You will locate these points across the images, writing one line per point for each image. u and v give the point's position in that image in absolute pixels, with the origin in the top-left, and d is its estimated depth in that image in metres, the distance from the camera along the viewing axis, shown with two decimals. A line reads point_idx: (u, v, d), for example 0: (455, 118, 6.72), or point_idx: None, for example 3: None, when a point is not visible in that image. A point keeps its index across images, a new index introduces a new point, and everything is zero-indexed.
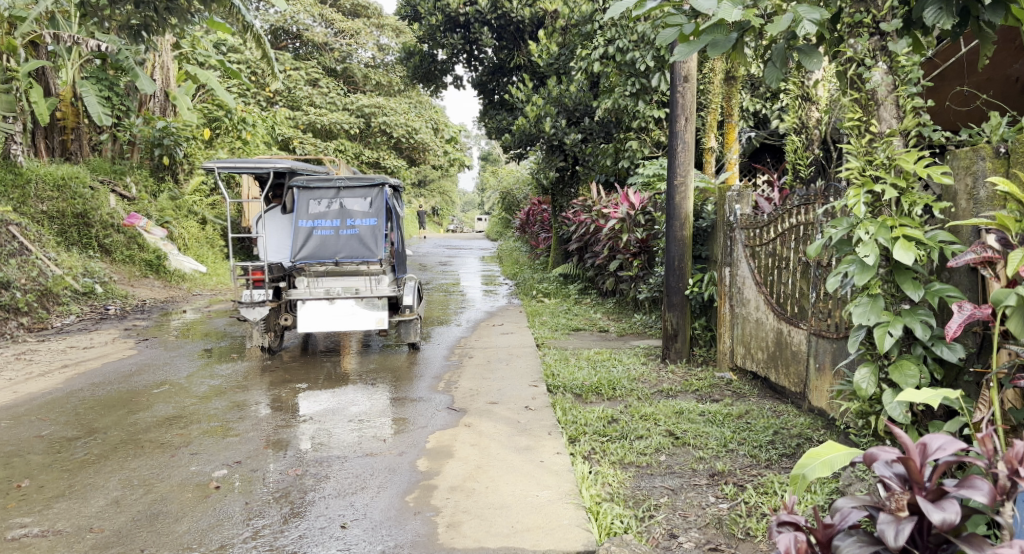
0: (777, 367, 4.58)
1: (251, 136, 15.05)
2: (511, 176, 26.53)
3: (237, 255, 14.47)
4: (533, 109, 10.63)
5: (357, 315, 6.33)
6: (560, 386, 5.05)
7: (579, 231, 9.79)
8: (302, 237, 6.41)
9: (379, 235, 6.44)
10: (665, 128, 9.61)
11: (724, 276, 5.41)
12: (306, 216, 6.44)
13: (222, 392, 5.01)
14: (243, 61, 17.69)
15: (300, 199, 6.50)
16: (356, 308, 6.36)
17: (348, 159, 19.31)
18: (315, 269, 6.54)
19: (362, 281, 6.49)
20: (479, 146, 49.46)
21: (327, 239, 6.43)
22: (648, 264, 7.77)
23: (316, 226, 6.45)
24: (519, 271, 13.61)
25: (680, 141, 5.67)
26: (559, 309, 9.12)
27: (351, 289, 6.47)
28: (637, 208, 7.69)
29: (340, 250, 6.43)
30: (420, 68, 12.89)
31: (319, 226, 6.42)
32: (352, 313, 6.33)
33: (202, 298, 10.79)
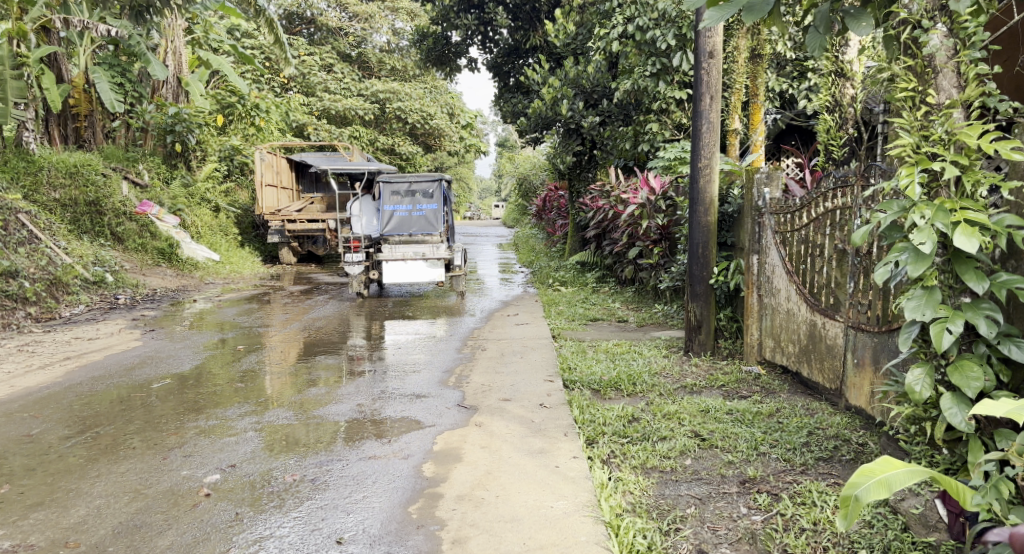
0: (811, 361, 4.29)
1: (264, 122, 14.85)
2: (527, 162, 26.20)
3: (251, 243, 14.29)
4: (549, 91, 10.31)
5: (424, 271, 8.88)
6: (577, 381, 4.80)
7: (597, 217, 9.50)
8: (386, 217, 9.11)
9: (439, 216, 9.19)
10: (687, 109, 9.28)
11: (751, 264, 5.12)
12: (389, 202, 9.17)
13: (225, 386, 4.81)
14: (256, 46, 17.48)
15: (383, 190, 9.15)
16: (424, 266, 8.95)
17: (363, 145, 19.09)
18: (395, 239, 9.22)
19: (428, 247, 9.09)
20: (495, 133, 49.05)
21: (404, 219, 9.17)
22: (669, 251, 7.48)
23: (396, 209, 9.15)
24: (535, 258, 13.34)
25: (705, 121, 5.38)
26: (577, 298, 8.86)
27: (420, 253, 9.03)
28: (658, 192, 7.37)
29: (413, 226, 9.16)
30: (434, 51, 12.58)
31: (398, 209, 9.14)
32: (420, 270, 8.90)
33: (214, 286, 10.60)
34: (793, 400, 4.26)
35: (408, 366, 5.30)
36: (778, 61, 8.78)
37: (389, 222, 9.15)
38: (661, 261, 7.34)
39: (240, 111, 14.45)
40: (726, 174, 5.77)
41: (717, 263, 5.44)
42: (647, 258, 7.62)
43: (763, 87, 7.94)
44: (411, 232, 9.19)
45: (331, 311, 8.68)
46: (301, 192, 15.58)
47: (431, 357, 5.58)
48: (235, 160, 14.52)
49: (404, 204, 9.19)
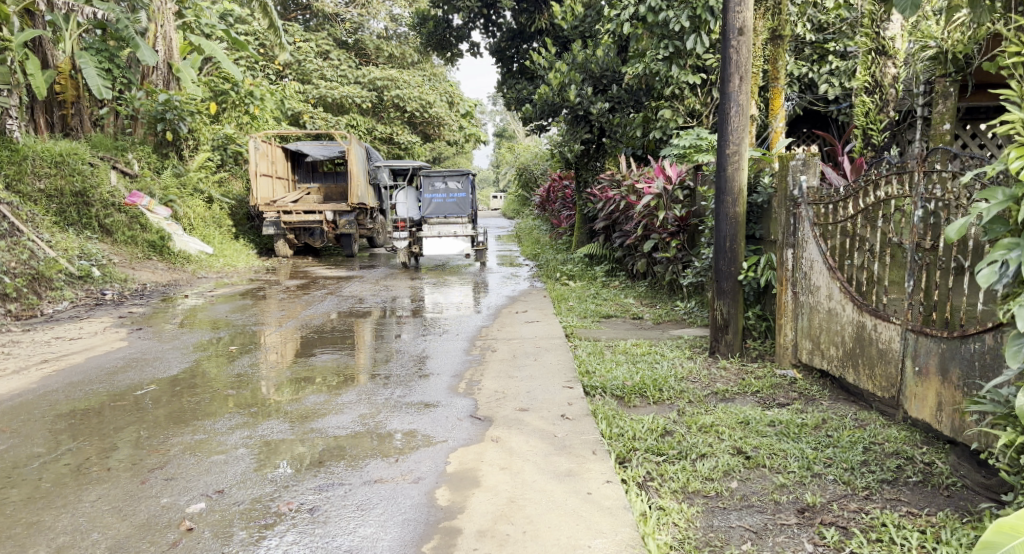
0: (857, 366, 3.90)
1: (259, 110, 14.38)
2: (527, 151, 25.78)
3: (246, 235, 13.84)
4: (556, 76, 9.90)
5: (456, 245, 11.54)
6: (599, 388, 4.42)
7: (607, 208, 9.11)
8: (427, 203, 11.80)
9: (467, 203, 11.82)
10: (700, 94, 9.01)
11: (785, 259, 4.73)
12: (428, 191, 11.79)
13: (216, 392, 4.42)
14: (250, 32, 17.03)
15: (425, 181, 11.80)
16: (456, 241, 11.60)
17: (360, 135, 18.67)
18: (433, 220, 11.82)
19: (459, 226, 11.73)
20: (494, 123, 48.51)
21: (440, 204, 11.82)
22: (687, 243, 7.02)
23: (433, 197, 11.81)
24: (540, 251, 12.93)
25: (733, 103, 5.00)
26: (587, 293, 8.49)
27: (452, 231, 11.65)
28: (674, 181, 7.01)
29: (447, 211, 11.83)
30: (434, 35, 12.11)
31: (435, 197, 11.79)
32: (452, 244, 11.50)
33: (208, 280, 10.18)
34: (839, 409, 3.87)
35: (413, 369, 4.92)
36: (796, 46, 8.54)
37: (428, 208, 11.84)
38: (679, 255, 6.94)
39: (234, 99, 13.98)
40: (756, 162, 5.37)
41: (746, 258, 5.06)
42: (663, 251, 7.21)
43: (784, 70, 7.52)
44: (446, 215, 11.82)
45: (329, 307, 8.27)
46: (297, 183, 15.15)
47: (438, 359, 5.18)
48: (228, 149, 13.88)
49: (440, 193, 11.83)
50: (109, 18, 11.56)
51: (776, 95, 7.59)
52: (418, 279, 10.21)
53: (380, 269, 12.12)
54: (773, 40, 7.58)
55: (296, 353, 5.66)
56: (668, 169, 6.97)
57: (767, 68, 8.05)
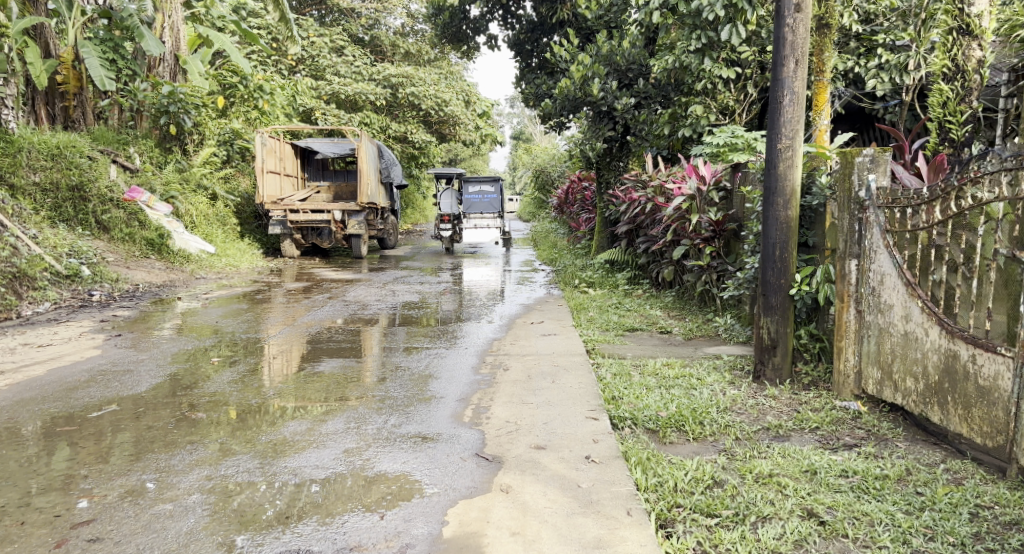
0: (946, 403, 3.25)
1: (267, 105, 13.83)
2: (544, 152, 25.17)
3: (252, 234, 13.24)
4: (579, 69, 9.25)
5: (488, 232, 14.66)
6: (628, 419, 3.78)
7: (631, 212, 8.46)
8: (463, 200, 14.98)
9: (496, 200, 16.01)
10: (734, 90, 8.64)
11: (846, 270, 4.05)
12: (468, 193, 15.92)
13: (182, 412, 3.77)
14: (263, 26, 16.57)
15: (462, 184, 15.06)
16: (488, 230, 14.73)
17: (374, 133, 18.12)
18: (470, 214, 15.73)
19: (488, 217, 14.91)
20: (509, 124, 48.15)
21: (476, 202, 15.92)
22: (723, 250, 6.36)
23: None
24: (557, 256, 12.31)
25: (787, 90, 4.36)
26: (609, 302, 7.86)
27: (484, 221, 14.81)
28: (709, 182, 6.31)
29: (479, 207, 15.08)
30: (449, 27, 11.45)
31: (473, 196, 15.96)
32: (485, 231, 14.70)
33: (207, 281, 9.58)
34: (923, 455, 3.21)
35: (414, 390, 4.29)
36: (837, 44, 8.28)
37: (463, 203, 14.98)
38: (711, 263, 6.29)
39: (242, 92, 13.37)
40: (809, 158, 4.69)
41: (798, 269, 4.41)
42: (695, 259, 6.56)
43: (829, 63, 6.89)
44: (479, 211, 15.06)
45: (331, 313, 7.65)
46: (307, 181, 14.61)
47: (443, 378, 4.55)
48: (235, 144, 13.23)
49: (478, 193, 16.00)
50: (115, 6, 11.06)
51: (819, 90, 6.99)
52: (428, 284, 9.61)
53: (390, 272, 11.53)
54: (819, 32, 6.85)
55: (287, 364, 5.05)
56: (703, 169, 6.28)
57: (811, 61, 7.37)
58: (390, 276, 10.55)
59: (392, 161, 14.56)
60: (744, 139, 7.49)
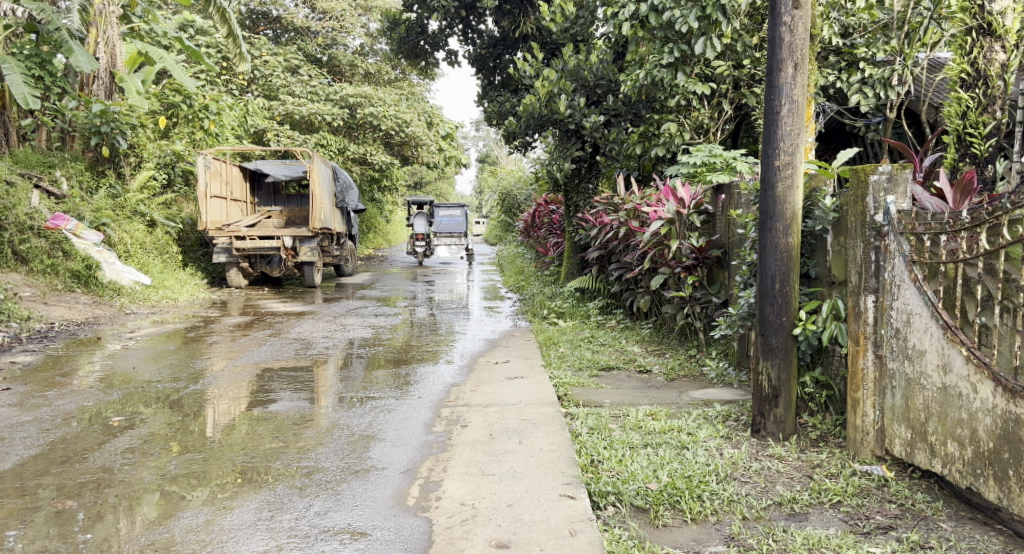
0: (1006, 477, 2.69)
1: (214, 125, 13.04)
2: (510, 174, 24.69)
3: (196, 262, 12.34)
4: (544, 85, 8.64)
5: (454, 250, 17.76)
6: (613, 494, 3.09)
7: (602, 236, 7.88)
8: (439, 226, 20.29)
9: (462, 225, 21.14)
10: (709, 108, 8.16)
11: (860, 306, 3.42)
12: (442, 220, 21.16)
13: (50, 500, 3.01)
14: (213, 44, 15.85)
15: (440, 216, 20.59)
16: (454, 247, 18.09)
17: (331, 155, 17.39)
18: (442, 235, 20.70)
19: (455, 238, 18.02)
20: (475, 146, 48.02)
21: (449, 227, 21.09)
22: (706, 279, 5.76)
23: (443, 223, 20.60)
24: (524, 283, 11.63)
25: (786, 97, 3.78)
26: (581, 336, 7.21)
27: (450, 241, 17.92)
28: (689, 205, 5.71)
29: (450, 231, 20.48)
30: (405, 42, 10.74)
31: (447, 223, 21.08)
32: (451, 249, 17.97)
33: (138, 317, 8.69)
34: (979, 544, 2.67)
35: (352, 457, 3.55)
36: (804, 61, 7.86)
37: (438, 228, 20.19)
38: (693, 294, 5.68)
39: (185, 112, 12.52)
40: (809, 176, 4.07)
41: (801, 306, 3.80)
42: (675, 289, 5.96)
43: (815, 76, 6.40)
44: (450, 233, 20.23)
45: (270, 352, 6.83)
46: (257, 206, 13.77)
47: (390, 440, 3.83)
48: (177, 167, 12.34)
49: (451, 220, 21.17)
50: (40, 18, 10.25)
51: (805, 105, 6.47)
52: (384, 316, 8.89)
53: (345, 303, 10.75)
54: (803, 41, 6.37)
55: (208, 421, 4.25)
56: (682, 190, 5.66)
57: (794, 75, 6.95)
58: (343, 308, 9.78)
59: (348, 184, 13.76)
60: (723, 158, 7.03)
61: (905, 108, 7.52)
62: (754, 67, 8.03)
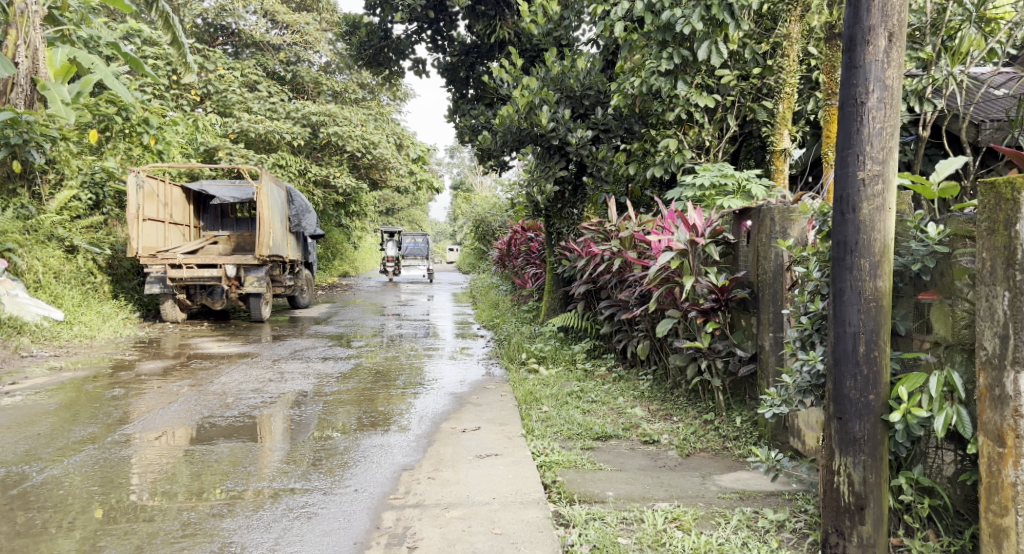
0: None
1: (154, 141, 11.73)
2: (485, 200, 23.55)
3: (129, 294, 10.99)
4: (523, 94, 7.46)
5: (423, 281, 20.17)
6: None
7: (591, 269, 6.75)
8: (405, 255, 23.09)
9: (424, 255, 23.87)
10: (713, 124, 7.11)
11: (1006, 389, 2.39)
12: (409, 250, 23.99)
13: None
14: (159, 55, 14.58)
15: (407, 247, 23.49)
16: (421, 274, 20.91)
17: (291, 176, 16.11)
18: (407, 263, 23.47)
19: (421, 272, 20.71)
20: (449, 172, 47.07)
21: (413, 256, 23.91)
22: (729, 325, 4.62)
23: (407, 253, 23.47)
24: (499, 318, 10.39)
25: (873, 80, 2.66)
26: (568, 390, 6.00)
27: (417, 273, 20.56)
28: (703, 233, 4.60)
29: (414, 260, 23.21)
30: (368, 47, 9.52)
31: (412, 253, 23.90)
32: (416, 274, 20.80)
33: (35, 361, 7.31)
34: None
35: None
36: (807, 77, 7.00)
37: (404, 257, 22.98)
38: (711, 345, 4.54)
39: (119, 125, 11.19)
40: (897, 193, 2.93)
41: (900, 382, 2.63)
42: (688, 338, 4.84)
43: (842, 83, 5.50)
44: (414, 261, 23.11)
45: (178, 412, 5.39)
46: (202, 230, 12.46)
47: None
48: (107, 187, 10.99)
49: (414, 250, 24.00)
50: None
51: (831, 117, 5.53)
52: (335, 359, 7.60)
53: (293, 341, 9.44)
54: (829, 45, 5.54)
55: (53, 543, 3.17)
56: (695, 214, 4.58)
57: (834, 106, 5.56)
58: (288, 348, 8.49)
59: (304, 207, 12.43)
60: (736, 179, 6.01)
61: (943, 125, 6.37)
62: (763, 77, 7.02)
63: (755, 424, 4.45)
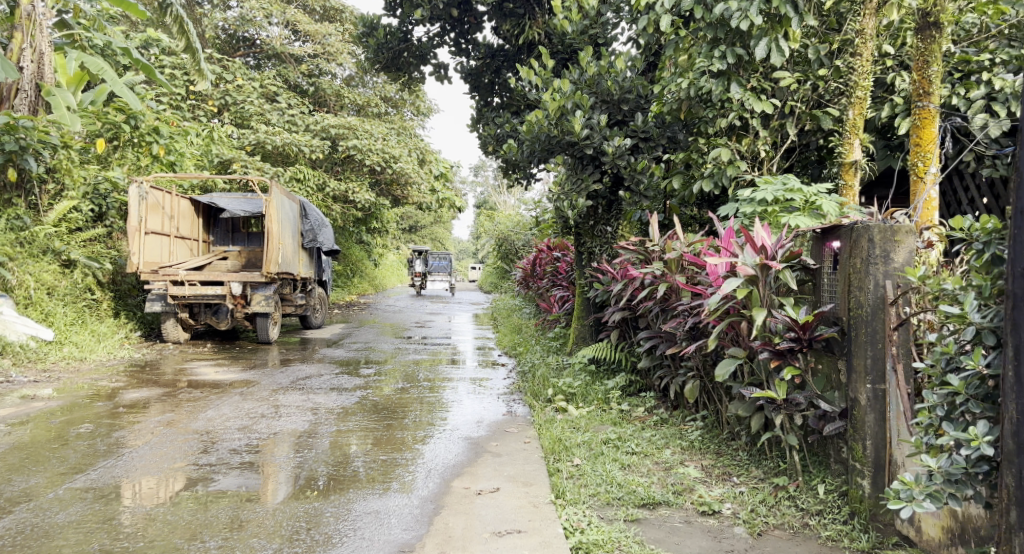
0: None
1: (163, 151, 11.07)
2: (508, 218, 22.82)
3: (130, 311, 10.31)
4: (555, 97, 6.66)
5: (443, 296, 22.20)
6: None
7: (628, 294, 5.91)
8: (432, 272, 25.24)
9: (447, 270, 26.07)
10: (770, 132, 6.25)
11: None
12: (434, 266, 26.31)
13: None
14: (174, 63, 14.02)
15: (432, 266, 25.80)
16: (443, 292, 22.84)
17: (308, 191, 15.47)
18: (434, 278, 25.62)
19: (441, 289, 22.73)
20: (473, 190, 46.68)
21: None
22: (812, 373, 3.77)
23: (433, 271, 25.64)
24: (523, 345, 9.55)
25: None
26: (603, 435, 5.13)
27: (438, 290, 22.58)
28: (772, 255, 3.81)
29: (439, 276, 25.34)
30: (385, 50, 8.78)
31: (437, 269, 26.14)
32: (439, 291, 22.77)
33: (9, 387, 6.59)
34: None
35: None
36: (882, 79, 6.12)
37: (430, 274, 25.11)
38: (790, 396, 3.71)
39: (127, 134, 10.53)
40: None
41: None
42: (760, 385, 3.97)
43: (936, 80, 4.67)
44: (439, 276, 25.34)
45: (150, 455, 4.64)
46: (211, 245, 11.80)
47: None
48: (111, 198, 10.32)
49: None
50: None
51: (924, 121, 4.71)
52: (339, 391, 6.79)
53: (298, 367, 8.66)
54: (920, 37, 4.68)
55: None
56: (762, 232, 3.81)
57: (928, 113, 4.70)
58: (289, 377, 7.68)
59: (320, 222, 11.71)
60: (804, 194, 5.14)
61: None
62: (828, 81, 6.17)
63: (844, 496, 3.59)
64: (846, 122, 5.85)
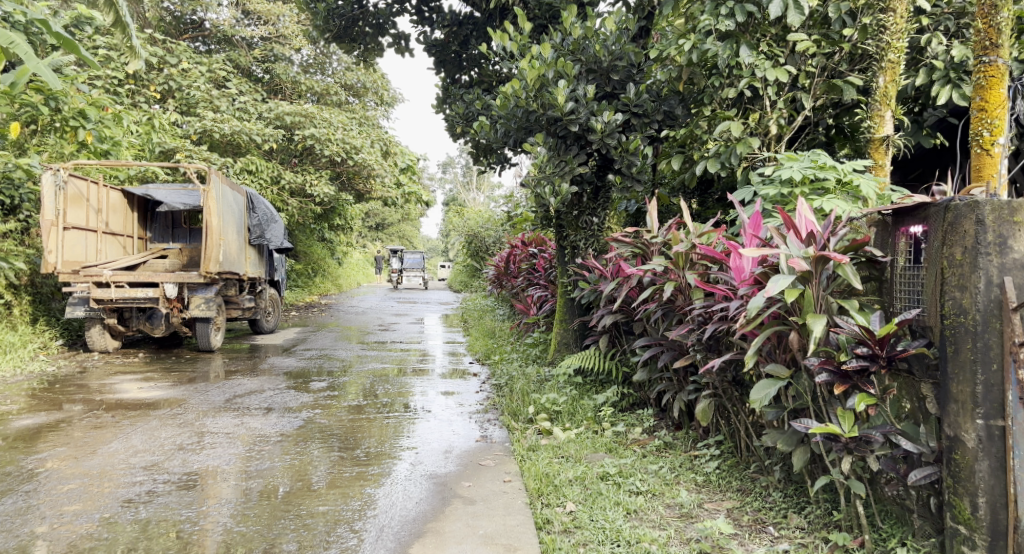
0: None
1: (91, 137, 9.87)
2: (479, 213, 21.82)
3: (51, 317, 9.13)
4: (533, 65, 5.70)
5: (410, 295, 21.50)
6: None
7: (623, 294, 4.98)
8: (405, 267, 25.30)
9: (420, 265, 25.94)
10: (783, 105, 5.35)
11: None
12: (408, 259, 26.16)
13: None
14: (110, 42, 12.76)
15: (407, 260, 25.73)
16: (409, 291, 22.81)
17: (262, 184, 14.32)
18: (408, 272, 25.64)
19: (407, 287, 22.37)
20: (443, 186, 45.64)
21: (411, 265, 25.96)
22: (893, 403, 2.85)
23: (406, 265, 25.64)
24: (497, 351, 8.59)
25: None
26: (597, 467, 4.18)
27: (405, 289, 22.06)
28: (816, 240, 3.00)
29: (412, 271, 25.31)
30: (338, 17, 7.73)
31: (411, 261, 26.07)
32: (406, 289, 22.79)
33: None
34: None
35: None
36: (913, 42, 5.25)
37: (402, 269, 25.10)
38: (859, 432, 2.80)
39: (47, 117, 9.31)
40: None
41: None
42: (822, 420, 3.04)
43: (1007, 30, 3.80)
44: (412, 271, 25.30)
45: (14, 509, 3.61)
46: (148, 243, 10.63)
47: None
48: (25, 189, 9.09)
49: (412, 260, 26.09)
50: None
51: (990, 80, 3.84)
52: (281, 411, 5.76)
53: (239, 379, 7.59)
54: None
55: None
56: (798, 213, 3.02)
57: (997, 69, 3.82)
58: (227, 393, 6.62)
59: (269, 216, 10.60)
60: (838, 171, 4.23)
61: None
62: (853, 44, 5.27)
63: None
64: (874, 90, 4.86)
